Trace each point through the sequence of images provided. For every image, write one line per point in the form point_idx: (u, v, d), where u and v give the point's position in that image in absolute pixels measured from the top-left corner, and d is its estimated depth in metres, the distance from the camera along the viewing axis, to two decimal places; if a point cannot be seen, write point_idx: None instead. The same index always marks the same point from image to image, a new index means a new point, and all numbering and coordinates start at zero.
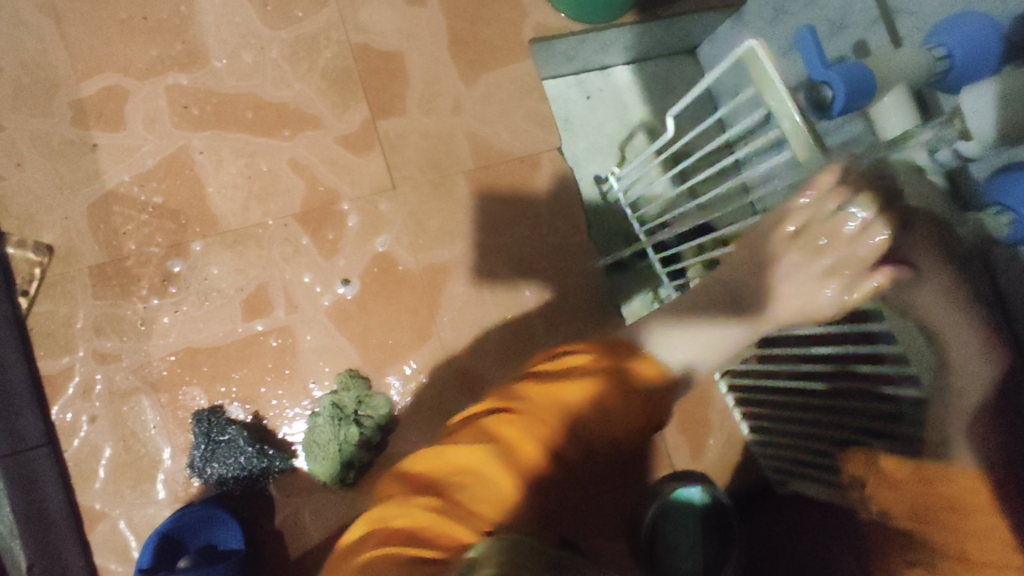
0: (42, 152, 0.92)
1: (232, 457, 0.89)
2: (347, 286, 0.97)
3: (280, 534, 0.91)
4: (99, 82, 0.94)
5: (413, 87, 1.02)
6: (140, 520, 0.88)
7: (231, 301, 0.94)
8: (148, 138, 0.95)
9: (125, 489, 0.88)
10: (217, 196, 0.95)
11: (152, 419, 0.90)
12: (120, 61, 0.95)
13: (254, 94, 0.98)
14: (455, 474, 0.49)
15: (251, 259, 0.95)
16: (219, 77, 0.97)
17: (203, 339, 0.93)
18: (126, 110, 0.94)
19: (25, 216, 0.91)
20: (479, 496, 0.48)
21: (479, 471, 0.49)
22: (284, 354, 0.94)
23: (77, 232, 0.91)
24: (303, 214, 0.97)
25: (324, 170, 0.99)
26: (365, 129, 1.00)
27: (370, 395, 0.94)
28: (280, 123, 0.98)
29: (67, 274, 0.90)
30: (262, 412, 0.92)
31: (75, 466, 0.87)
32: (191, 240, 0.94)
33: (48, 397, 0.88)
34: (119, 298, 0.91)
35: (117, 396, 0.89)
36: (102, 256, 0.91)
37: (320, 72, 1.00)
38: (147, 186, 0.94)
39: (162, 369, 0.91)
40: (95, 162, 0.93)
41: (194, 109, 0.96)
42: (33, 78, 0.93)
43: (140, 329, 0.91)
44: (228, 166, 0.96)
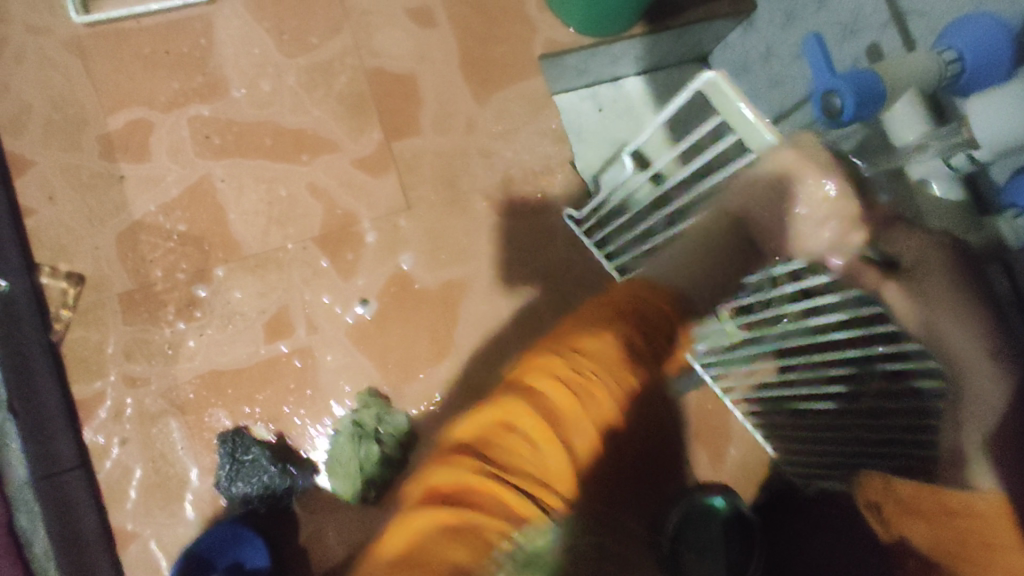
0: (72, 185, 0.96)
1: (256, 476, 0.90)
2: (365, 306, 0.99)
3: (305, 552, 0.93)
4: (125, 116, 0.98)
5: (426, 108, 1.04)
6: (170, 539, 0.90)
7: (253, 324, 0.96)
8: (172, 168, 0.98)
9: (156, 510, 0.91)
10: (239, 222, 0.98)
11: (180, 439, 0.93)
12: (144, 95, 0.99)
13: (272, 121, 1.01)
14: (507, 453, 0.42)
15: (272, 282, 0.97)
16: (238, 106, 1.00)
17: (227, 362, 0.95)
18: (151, 142, 0.98)
19: (57, 247, 0.94)
20: (538, 477, 0.42)
21: (533, 450, 0.43)
22: (305, 374, 0.96)
23: (106, 262, 0.95)
24: (321, 236, 0.99)
25: (342, 193, 1.01)
26: (380, 151, 1.02)
27: (390, 413, 0.95)
28: (298, 148, 1.01)
29: (97, 301, 0.94)
30: (286, 431, 0.95)
31: (108, 488, 0.90)
32: (214, 266, 0.97)
33: (81, 421, 0.91)
34: (147, 323, 0.94)
35: (146, 418, 0.92)
36: (130, 283, 0.95)
37: (336, 97, 1.02)
38: (172, 215, 0.97)
39: (189, 391, 0.94)
40: (123, 193, 0.96)
41: (216, 137, 0.99)
42: (63, 114, 0.97)
43: (167, 353, 0.94)
44: (249, 192, 0.99)
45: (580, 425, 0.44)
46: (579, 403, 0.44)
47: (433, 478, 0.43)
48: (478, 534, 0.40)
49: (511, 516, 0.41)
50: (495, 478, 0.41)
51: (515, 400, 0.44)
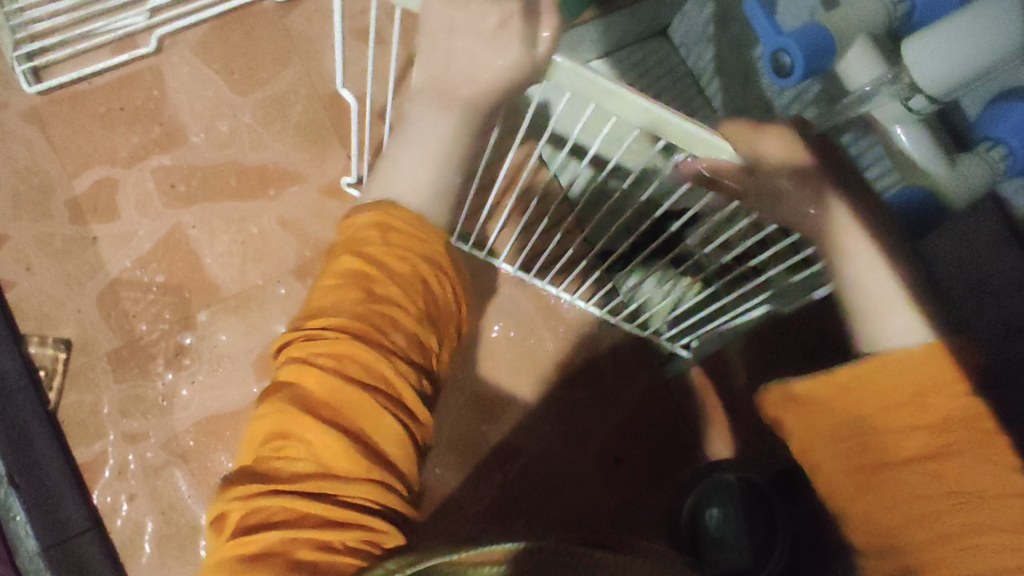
0: (48, 253, 0.97)
1: None
2: None
3: None
4: (90, 177, 0.99)
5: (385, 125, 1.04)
6: None
7: (243, 364, 0.96)
8: (143, 222, 0.98)
9: (171, 561, 0.91)
10: (215, 265, 0.98)
11: (186, 488, 0.93)
12: (106, 153, 0.99)
13: (234, 161, 1.01)
14: (288, 456, 0.41)
15: (255, 320, 0.98)
16: (198, 151, 1.00)
17: (223, 405, 0.95)
18: (118, 200, 0.99)
19: (41, 316, 0.95)
20: (315, 471, 0.41)
21: (313, 453, 0.41)
22: None
23: (91, 323, 0.96)
24: (298, 268, 0.99)
25: (313, 223, 1.01)
26: (344, 175, 1.02)
27: None
28: (264, 184, 1.01)
29: (88, 363, 0.95)
30: None
31: (122, 545, 0.91)
32: (196, 312, 0.97)
33: (88, 483, 0.92)
34: (139, 377, 0.95)
35: (150, 472, 0.93)
36: (116, 340, 0.95)
37: (293, 127, 1.02)
38: (148, 268, 0.98)
39: (188, 439, 0.94)
40: (98, 253, 0.97)
41: (181, 185, 1.00)
42: (29, 184, 0.98)
43: (162, 405, 0.95)
44: (220, 234, 0.99)
45: (363, 409, 0.41)
46: (349, 387, 0.41)
47: (230, 508, 0.41)
48: (285, 555, 0.39)
49: (348, 523, 0.40)
50: (278, 494, 0.40)
51: (278, 419, 0.42)
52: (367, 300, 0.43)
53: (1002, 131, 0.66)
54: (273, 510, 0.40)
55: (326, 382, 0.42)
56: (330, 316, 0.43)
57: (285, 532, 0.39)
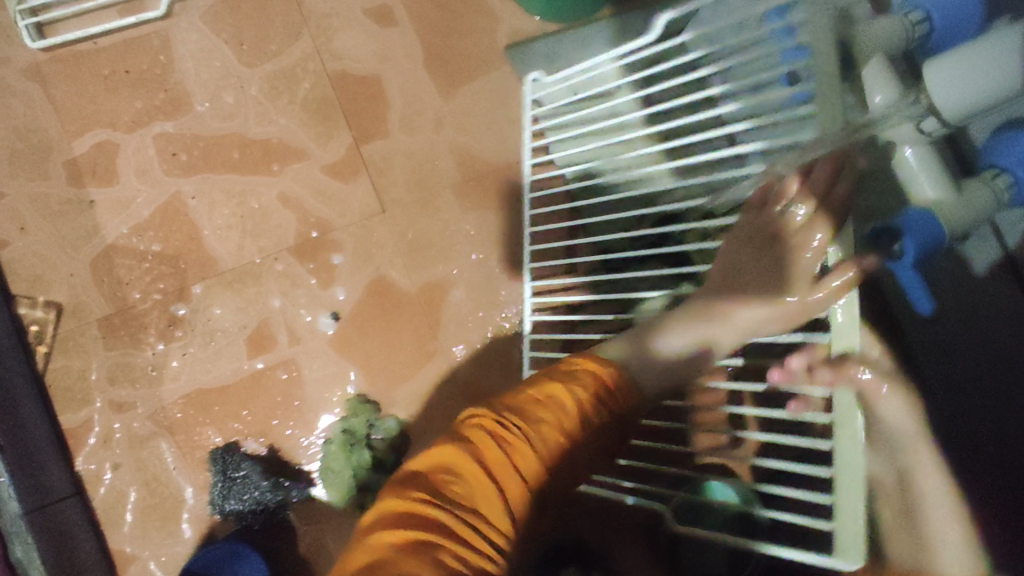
0: (43, 213, 0.95)
1: (248, 493, 0.90)
2: (336, 319, 0.98)
3: (305, 562, 0.93)
4: (90, 139, 0.97)
5: (394, 108, 1.03)
6: (170, 559, 0.91)
7: (235, 339, 0.96)
8: (141, 189, 0.97)
9: (153, 531, 0.91)
10: (212, 238, 0.97)
11: (171, 459, 0.93)
12: (108, 117, 0.98)
13: (238, 134, 0.99)
14: (444, 483, 0.44)
15: (250, 296, 0.97)
16: (203, 121, 0.99)
17: (213, 379, 0.95)
18: (117, 165, 0.97)
19: (33, 277, 0.94)
20: (477, 508, 0.43)
21: (472, 488, 0.44)
22: (292, 386, 0.96)
23: (83, 288, 0.94)
24: (296, 247, 0.99)
25: (314, 202, 1.00)
26: (349, 156, 1.01)
27: (381, 418, 0.96)
28: (267, 159, 0.99)
29: (78, 329, 0.94)
30: (277, 444, 0.95)
31: (104, 513, 0.91)
32: (191, 284, 0.96)
33: (72, 449, 0.91)
34: (129, 346, 0.94)
35: (136, 442, 0.92)
36: (108, 307, 0.94)
37: (300, 104, 1.01)
38: (145, 236, 0.96)
39: (176, 411, 0.94)
40: (94, 217, 0.96)
41: (182, 154, 0.98)
42: (27, 142, 0.96)
43: (151, 375, 0.94)
44: (220, 207, 0.98)
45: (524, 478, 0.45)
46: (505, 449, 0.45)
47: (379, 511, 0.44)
48: (428, 553, 0.40)
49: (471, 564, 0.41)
50: (444, 510, 0.42)
51: (457, 454, 0.45)
52: (570, 404, 0.48)
53: (1009, 161, 0.69)
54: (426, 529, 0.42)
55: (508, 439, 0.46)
56: (515, 412, 0.47)
57: (418, 535, 0.41)
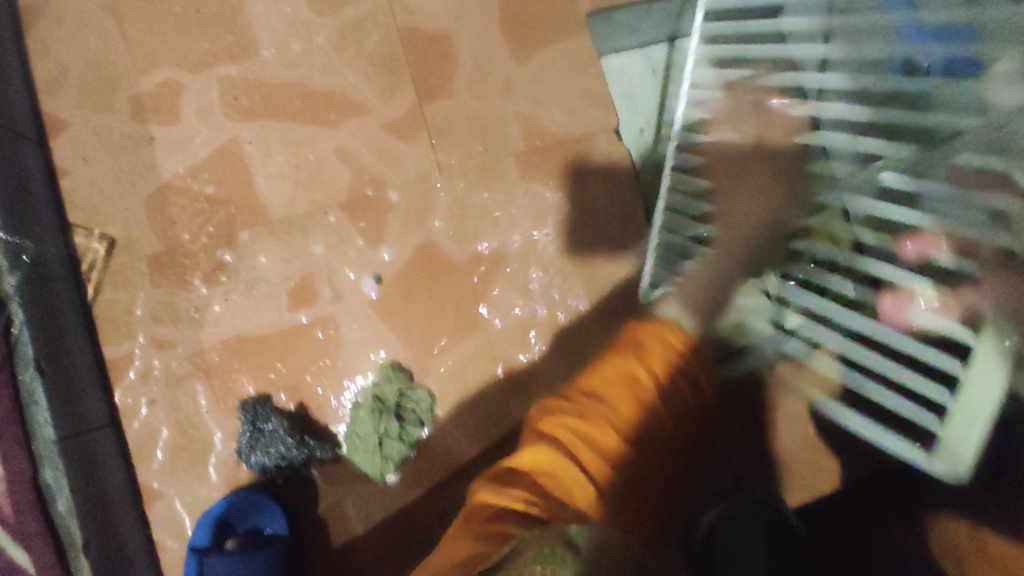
0: (105, 145, 0.96)
1: (274, 447, 0.89)
2: (378, 282, 0.96)
3: (322, 522, 0.92)
4: (156, 76, 0.97)
5: (462, 69, 0.98)
6: (195, 501, 0.91)
7: (278, 291, 0.95)
8: (201, 130, 0.96)
9: (180, 471, 0.92)
10: (265, 185, 0.96)
11: (204, 403, 0.93)
12: (175, 55, 0.97)
13: (301, 82, 0.97)
14: (572, 436, 0.51)
15: (297, 249, 0.95)
16: (268, 66, 0.97)
17: (252, 328, 0.94)
18: (181, 103, 0.97)
19: (90, 209, 0.95)
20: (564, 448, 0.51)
21: (589, 441, 0.51)
22: (329, 345, 0.94)
23: (136, 224, 0.95)
24: (347, 203, 0.96)
25: (370, 159, 0.97)
26: (410, 114, 0.98)
27: (412, 388, 0.93)
28: (326, 109, 0.97)
29: (127, 263, 0.94)
30: (307, 401, 0.93)
31: (136, 448, 0.92)
32: (240, 230, 0.95)
33: (111, 383, 0.92)
34: (175, 286, 0.94)
35: (173, 381, 0.93)
36: (158, 245, 0.95)
37: (367, 57, 0.98)
38: (199, 178, 0.96)
39: (214, 356, 0.94)
40: (153, 154, 0.96)
41: (244, 99, 0.97)
42: (96, 74, 0.97)
43: (194, 317, 0.94)
44: (276, 155, 0.97)
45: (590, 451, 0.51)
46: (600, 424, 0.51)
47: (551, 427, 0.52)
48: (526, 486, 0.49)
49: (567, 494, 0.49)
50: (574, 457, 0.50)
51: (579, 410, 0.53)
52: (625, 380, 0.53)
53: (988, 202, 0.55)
54: (574, 483, 0.49)
55: (611, 386, 0.53)
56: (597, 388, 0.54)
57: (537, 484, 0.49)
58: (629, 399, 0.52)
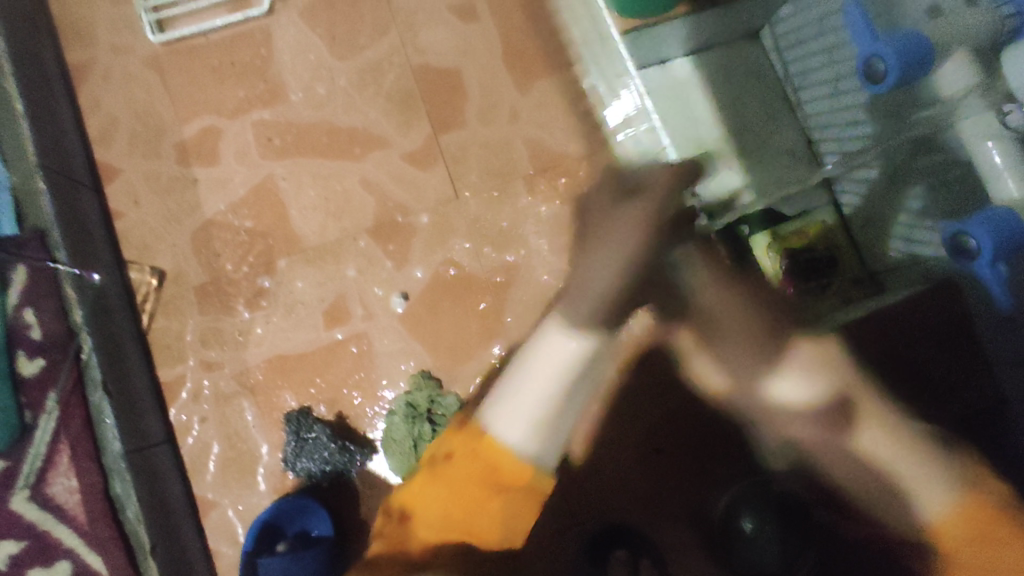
0: (154, 188, 1.06)
1: (317, 453, 0.96)
2: (405, 298, 1.04)
3: (364, 524, 0.99)
4: (197, 124, 1.07)
5: (471, 100, 1.08)
6: (246, 509, 0.99)
7: (314, 311, 1.03)
8: (239, 170, 1.06)
9: (232, 482, 1.00)
10: (298, 216, 1.05)
11: (251, 417, 1.01)
12: (213, 104, 1.07)
13: (327, 121, 1.07)
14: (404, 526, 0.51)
15: (330, 272, 1.04)
16: (296, 109, 1.07)
17: (292, 347, 1.03)
18: (220, 147, 1.07)
19: (143, 246, 1.05)
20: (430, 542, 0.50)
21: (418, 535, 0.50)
22: (362, 359, 1.03)
23: (184, 257, 1.04)
24: (373, 228, 1.05)
25: (392, 187, 1.06)
26: (427, 144, 1.07)
27: (442, 394, 0.99)
28: (351, 143, 1.07)
29: (178, 293, 1.04)
30: (345, 412, 1.01)
31: (191, 462, 1.00)
32: (277, 258, 1.04)
33: (167, 403, 1.01)
34: (221, 311, 1.03)
35: (222, 399, 1.01)
36: (204, 275, 1.04)
37: (385, 95, 1.08)
38: (239, 213, 1.05)
39: (258, 374, 1.02)
40: (197, 194, 1.06)
41: (276, 139, 1.07)
42: (144, 125, 1.07)
43: (239, 339, 1.03)
44: (307, 188, 1.06)
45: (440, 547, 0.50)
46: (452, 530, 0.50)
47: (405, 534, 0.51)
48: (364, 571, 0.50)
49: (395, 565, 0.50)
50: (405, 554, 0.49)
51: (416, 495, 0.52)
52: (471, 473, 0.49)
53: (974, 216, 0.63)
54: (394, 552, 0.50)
55: (447, 498, 0.50)
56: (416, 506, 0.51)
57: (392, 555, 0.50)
58: (476, 504, 0.49)
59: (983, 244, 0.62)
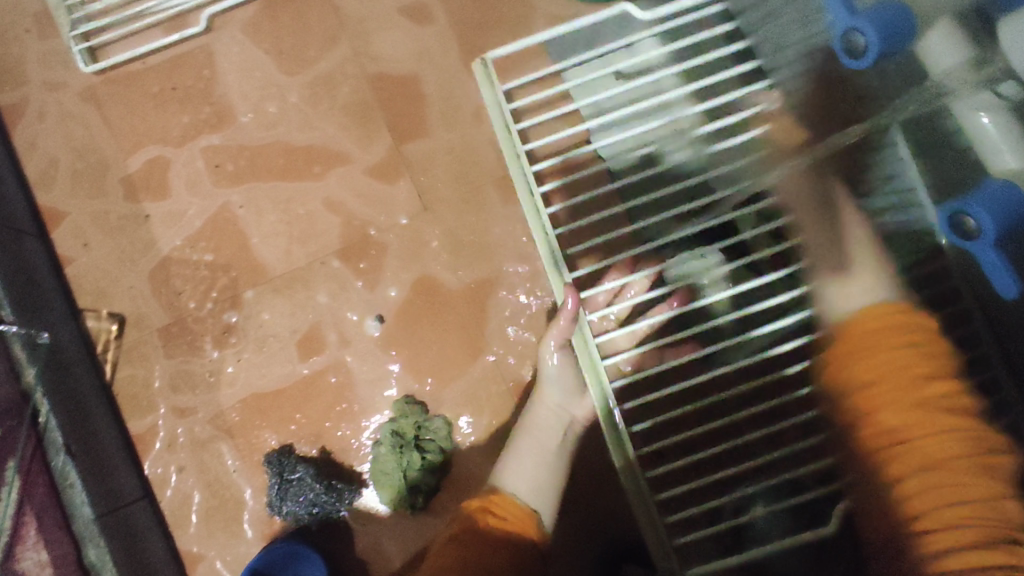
0: (103, 229, 0.99)
1: (303, 495, 0.91)
2: (382, 320, 0.99)
3: (362, 561, 0.94)
4: (143, 156, 1.01)
5: (433, 105, 1.02)
6: (235, 558, 0.94)
7: (288, 343, 0.98)
8: (192, 201, 1.00)
9: (218, 532, 0.94)
10: (261, 244, 0.99)
11: (231, 462, 0.95)
12: (158, 133, 1.01)
13: (281, 141, 1.01)
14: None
15: (300, 301, 0.99)
16: (247, 131, 1.01)
17: (267, 384, 0.97)
18: (170, 178, 1.00)
19: (97, 291, 0.98)
20: None
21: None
22: (343, 388, 0.97)
23: (143, 299, 0.98)
24: (342, 249, 1.00)
25: (357, 205, 1.00)
26: (390, 157, 1.01)
27: (428, 419, 0.95)
28: (309, 163, 1.01)
29: (140, 338, 0.97)
30: (330, 446, 0.96)
31: (172, 515, 0.94)
32: (243, 290, 0.98)
33: (140, 454, 0.95)
34: (187, 353, 0.97)
35: (198, 445, 0.96)
36: (167, 317, 0.98)
37: (341, 108, 1.02)
38: (197, 246, 0.99)
39: (234, 415, 0.96)
40: (150, 231, 0.99)
41: (229, 165, 1.01)
42: (86, 162, 1.00)
43: (210, 381, 0.97)
44: (267, 214, 1.00)
45: None
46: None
47: None
48: None
49: None
50: None
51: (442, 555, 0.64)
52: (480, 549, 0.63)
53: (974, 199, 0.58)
54: None
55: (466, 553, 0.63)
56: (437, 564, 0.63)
57: None
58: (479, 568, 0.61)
59: (984, 224, 0.58)
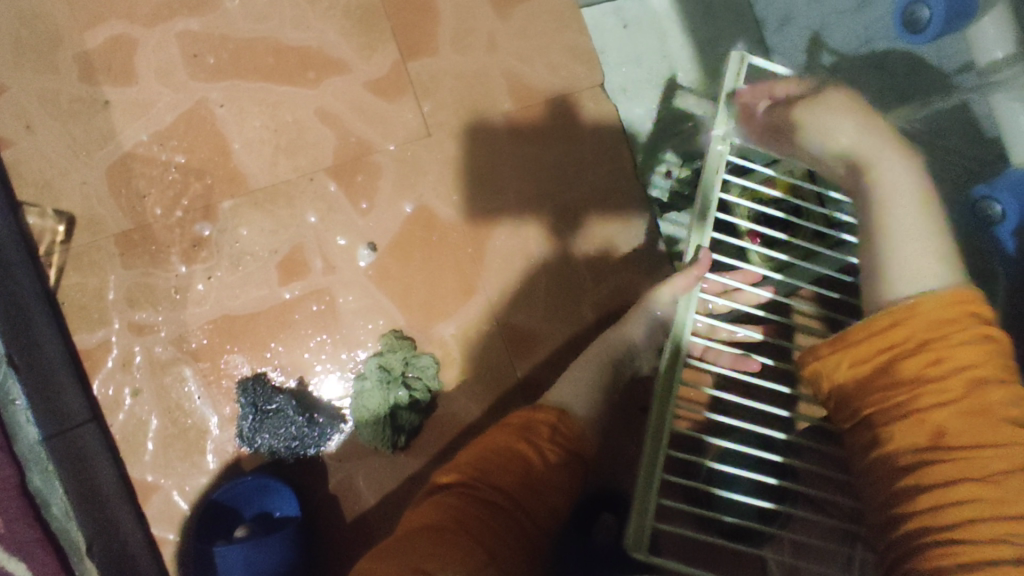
0: (52, 112, 0.85)
1: (281, 427, 0.86)
2: (373, 249, 0.92)
3: (334, 499, 0.90)
4: (104, 32, 0.86)
5: (444, 23, 0.94)
6: (193, 489, 0.86)
7: (266, 264, 0.89)
8: (163, 92, 0.87)
9: (176, 462, 0.86)
10: (243, 151, 0.89)
11: (195, 388, 0.87)
12: (124, 8, 0.87)
13: (271, 38, 0.90)
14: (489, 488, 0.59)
15: (282, 219, 0.90)
16: (233, 20, 0.89)
17: (240, 306, 0.88)
18: (136, 62, 0.87)
19: (42, 183, 0.85)
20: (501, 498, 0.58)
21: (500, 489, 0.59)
22: (324, 317, 0.90)
23: (98, 199, 0.86)
24: (334, 167, 0.91)
25: (353, 120, 0.92)
26: (393, 72, 0.93)
27: (417, 355, 0.91)
28: (302, 67, 0.90)
29: (93, 243, 0.86)
30: (307, 378, 0.90)
31: (124, 441, 0.85)
32: (218, 201, 0.88)
33: (88, 371, 0.85)
34: (149, 265, 0.87)
35: (158, 367, 0.86)
36: (127, 222, 0.86)
37: (342, 10, 0.92)
38: (166, 145, 0.87)
39: (201, 338, 0.88)
40: (110, 120, 0.86)
41: (209, 57, 0.88)
42: (33, 30, 0.85)
43: (175, 298, 0.87)
44: (250, 117, 0.89)
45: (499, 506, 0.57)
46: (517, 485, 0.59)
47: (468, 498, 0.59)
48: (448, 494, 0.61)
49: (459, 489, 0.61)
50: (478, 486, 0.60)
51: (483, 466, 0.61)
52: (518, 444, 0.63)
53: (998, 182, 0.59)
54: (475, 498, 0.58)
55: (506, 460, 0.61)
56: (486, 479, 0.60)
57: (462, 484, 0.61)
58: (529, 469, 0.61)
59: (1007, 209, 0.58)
